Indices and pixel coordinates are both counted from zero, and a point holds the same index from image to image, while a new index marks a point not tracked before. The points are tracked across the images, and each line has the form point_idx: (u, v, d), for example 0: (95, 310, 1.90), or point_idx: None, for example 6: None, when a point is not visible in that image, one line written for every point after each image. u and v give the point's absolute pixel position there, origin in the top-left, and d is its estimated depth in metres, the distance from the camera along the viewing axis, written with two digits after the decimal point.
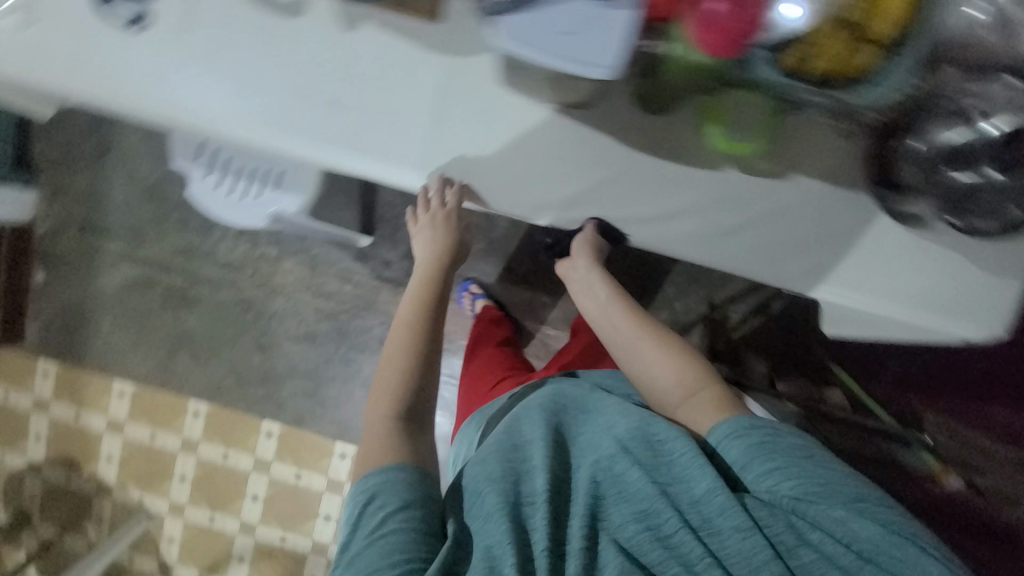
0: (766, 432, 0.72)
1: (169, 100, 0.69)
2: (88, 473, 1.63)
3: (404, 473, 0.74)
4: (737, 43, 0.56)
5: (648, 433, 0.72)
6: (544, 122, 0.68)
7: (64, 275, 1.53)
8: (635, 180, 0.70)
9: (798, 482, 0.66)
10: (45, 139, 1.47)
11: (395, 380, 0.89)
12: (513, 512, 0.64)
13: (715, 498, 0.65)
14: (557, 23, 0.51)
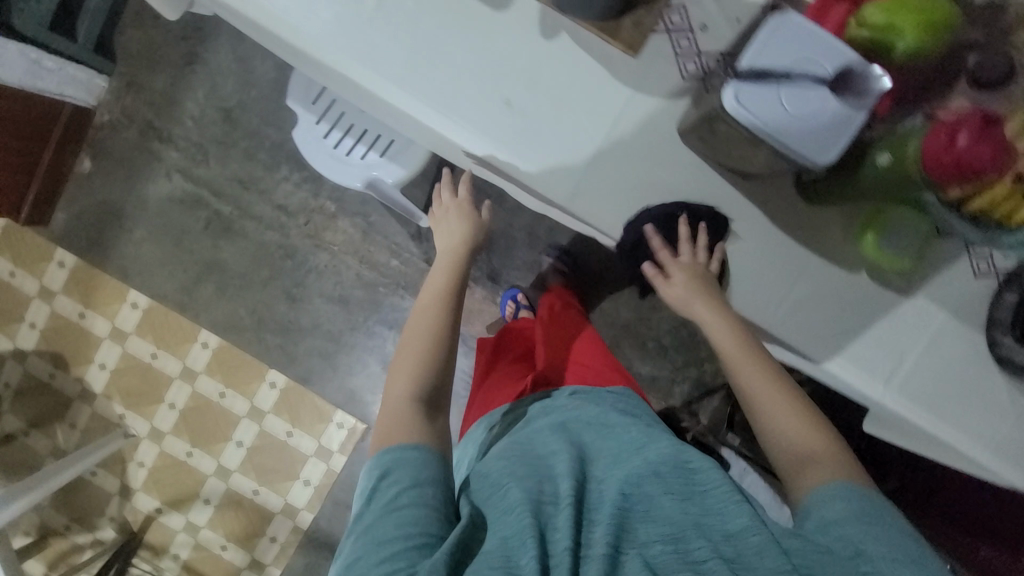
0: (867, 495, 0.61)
1: (346, 51, 0.67)
2: (75, 375, 1.56)
3: (420, 452, 0.68)
4: (960, 173, 0.54)
5: (680, 460, 0.66)
6: (705, 183, 0.70)
7: (112, 170, 1.48)
8: (768, 258, 0.72)
9: (871, 540, 0.55)
10: (134, 31, 1.42)
11: (420, 355, 0.82)
12: (533, 506, 0.57)
13: (753, 535, 0.54)
14: (795, 102, 0.51)
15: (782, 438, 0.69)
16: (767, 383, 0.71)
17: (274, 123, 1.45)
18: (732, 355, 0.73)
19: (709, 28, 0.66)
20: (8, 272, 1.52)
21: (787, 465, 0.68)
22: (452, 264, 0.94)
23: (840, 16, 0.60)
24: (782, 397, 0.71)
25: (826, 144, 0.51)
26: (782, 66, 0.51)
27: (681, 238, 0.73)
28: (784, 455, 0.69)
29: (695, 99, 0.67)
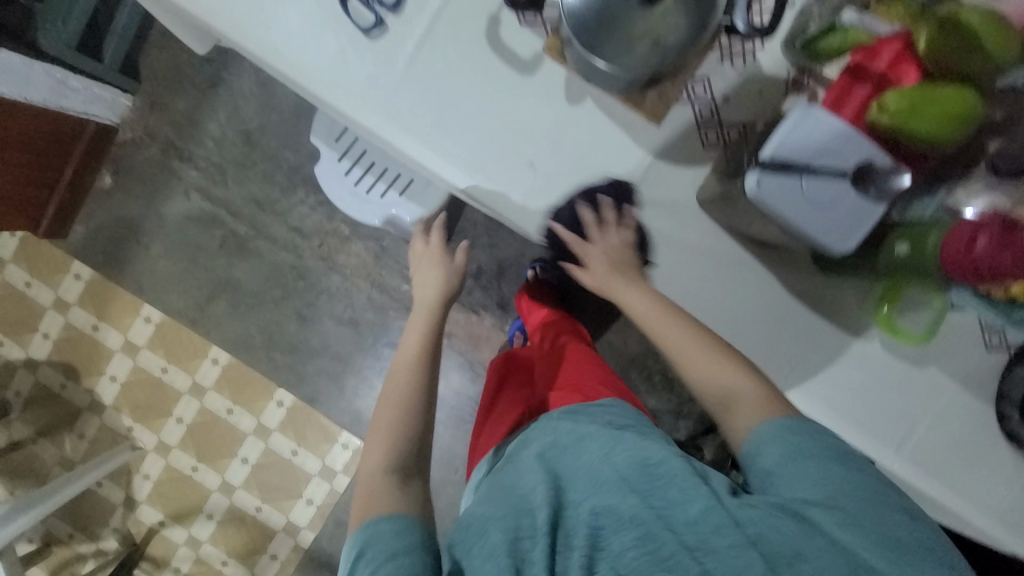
0: (805, 433, 0.61)
1: (377, 110, 0.69)
2: (86, 386, 1.57)
3: (393, 521, 0.63)
4: (977, 275, 0.54)
5: (643, 459, 0.64)
6: (725, 252, 0.70)
7: (132, 187, 1.50)
8: (780, 325, 0.72)
9: (808, 487, 0.57)
10: (160, 52, 1.45)
11: (397, 422, 0.78)
12: (511, 549, 0.55)
13: (710, 518, 0.56)
14: (811, 198, 0.53)
15: (702, 383, 0.69)
16: (683, 338, 0.69)
17: (293, 147, 1.47)
18: (647, 318, 0.71)
19: (731, 100, 0.68)
20: (25, 282, 1.54)
21: (716, 408, 0.69)
22: (429, 316, 0.90)
23: (860, 101, 0.61)
24: (702, 350, 0.69)
25: (844, 238, 0.53)
26: (803, 156, 0.52)
27: (588, 223, 0.73)
28: (712, 397, 0.69)
29: (715, 168, 0.68)
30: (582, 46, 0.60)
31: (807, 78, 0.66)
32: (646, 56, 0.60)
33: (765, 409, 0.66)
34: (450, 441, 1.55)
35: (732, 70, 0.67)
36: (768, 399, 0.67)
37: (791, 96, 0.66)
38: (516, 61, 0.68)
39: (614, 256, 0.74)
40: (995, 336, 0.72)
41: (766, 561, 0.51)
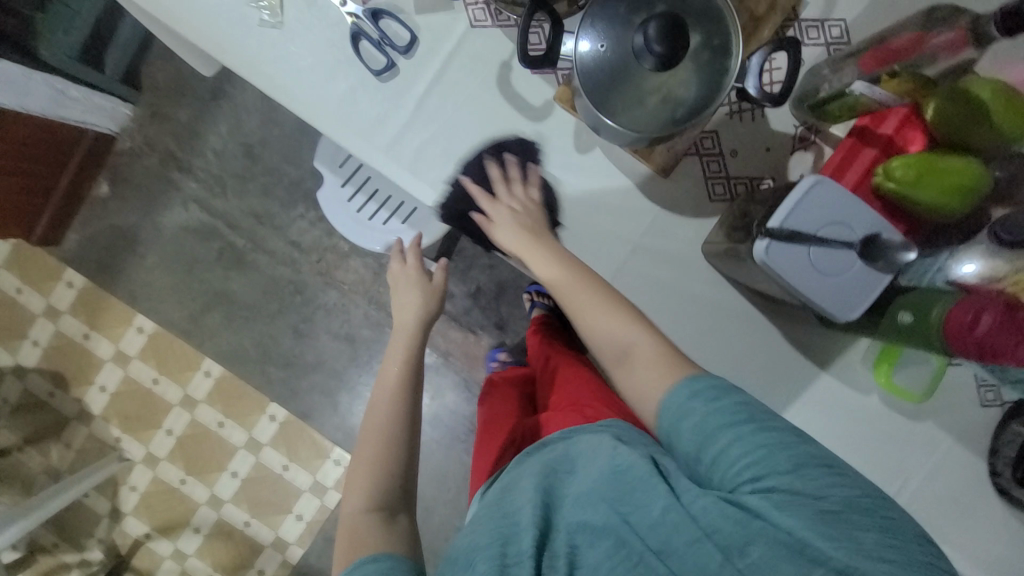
0: (716, 391, 0.54)
1: (385, 151, 0.69)
2: (74, 396, 1.55)
3: (380, 558, 0.63)
4: (983, 354, 0.52)
5: (611, 465, 0.56)
6: (728, 303, 0.71)
7: (129, 196, 1.49)
8: (782, 378, 0.72)
9: (746, 465, 0.50)
10: (162, 62, 1.44)
11: (379, 457, 0.78)
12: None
13: (668, 523, 0.50)
14: (822, 267, 0.53)
15: (600, 341, 0.65)
16: (585, 295, 0.65)
17: (294, 161, 1.46)
18: (570, 295, 0.66)
19: (738, 154, 0.68)
20: (16, 288, 1.52)
21: (618, 365, 0.64)
22: (409, 346, 0.90)
23: (864, 164, 0.63)
24: (605, 303, 0.64)
25: (852, 305, 0.54)
26: (811, 227, 0.53)
27: (497, 180, 0.68)
28: (611, 353, 0.65)
29: (722, 221, 0.68)
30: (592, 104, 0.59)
31: (813, 135, 0.68)
32: (656, 111, 0.60)
33: (668, 360, 0.60)
34: (444, 460, 1.54)
35: (740, 126, 0.68)
36: (657, 344, 0.62)
37: (797, 154, 0.68)
38: (528, 107, 0.68)
39: (521, 211, 0.68)
40: (991, 392, 0.73)
41: (720, 553, 0.47)
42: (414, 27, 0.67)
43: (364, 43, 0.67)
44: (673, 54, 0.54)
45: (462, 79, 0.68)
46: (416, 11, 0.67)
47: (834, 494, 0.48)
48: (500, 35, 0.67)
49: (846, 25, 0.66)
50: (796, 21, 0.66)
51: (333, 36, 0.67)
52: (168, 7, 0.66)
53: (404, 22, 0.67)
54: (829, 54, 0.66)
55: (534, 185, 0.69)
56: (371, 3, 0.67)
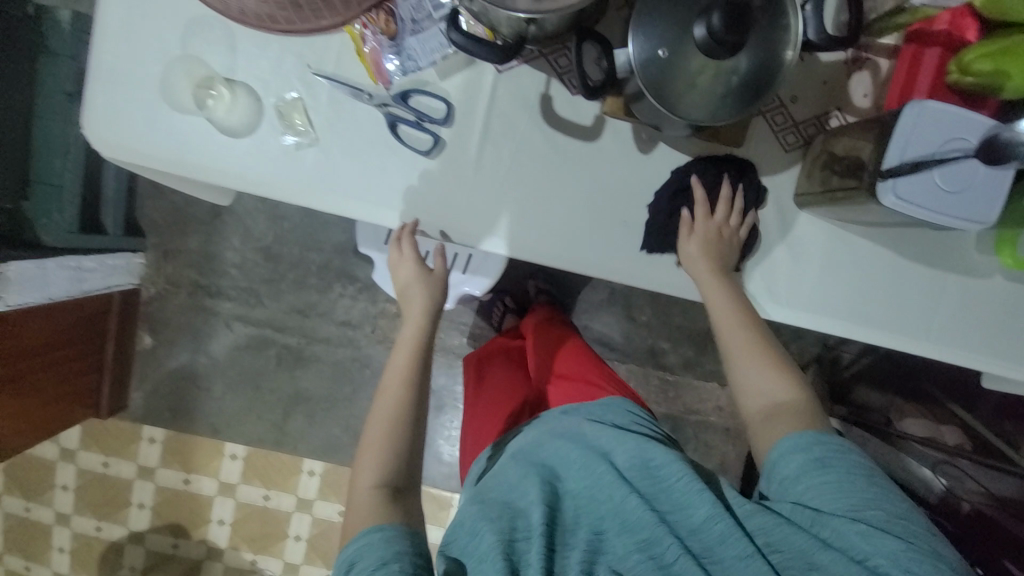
0: (832, 451, 0.60)
1: (460, 223, 0.68)
2: (197, 538, 1.57)
3: (388, 528, 0.59)
4: None
5: (645, 461, 0.65)
6: (822, 237, 0.70)
7: (172, 338, 1.49)
8: (896, 293, 0.72)
9: (834, 498, 0.57)
10: (153, 202, 1.42)
11: (386, 435, 0.68)
12: (506, 546, 0.55)
13: (715, 525, 0.58)
14: (948, 183, 0.53)
15: (751, 391, 0.68)
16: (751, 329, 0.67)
17: (315, 246, 1.45)
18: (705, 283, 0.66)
19: (800, 97, 0.67)
20: (102, 463, 1.54)
21: (759, 420, 0.67)
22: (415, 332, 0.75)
23: (933, 66, 0.62)
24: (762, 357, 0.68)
25: (992, 205, 0.53)
26: (931, 151, 0.53)
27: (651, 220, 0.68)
28: (754, 406, 0.67)
29: (805, 168, 0.67)
30: (654, 101, 0.56)
31: (865, 53, 0.66)
32: (709, 89, 0.57)
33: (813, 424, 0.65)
34: None
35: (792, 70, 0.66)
36: (813, 411, 0.65)
37: (854, 76, 0.67)
38: (574, 131, 0.67)
39: (712, 236, 0.66)
40: None
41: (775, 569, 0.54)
42: (445, 95, 0.66)
43: (402, 125, 0.65)
44: (734, 44, 0.52)
45: (504, 127, 0.66)
46: (440, 78, 0.65)
47: (914, 541, 0.53)
48: (530, 70, 0.65)
49: None
50: None
51: (372, 130, 0.65)
52: (196, 151, 0.64)
53: (433, 93, 0.65)
54: None
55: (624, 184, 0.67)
56: (394, 85, 0.65)
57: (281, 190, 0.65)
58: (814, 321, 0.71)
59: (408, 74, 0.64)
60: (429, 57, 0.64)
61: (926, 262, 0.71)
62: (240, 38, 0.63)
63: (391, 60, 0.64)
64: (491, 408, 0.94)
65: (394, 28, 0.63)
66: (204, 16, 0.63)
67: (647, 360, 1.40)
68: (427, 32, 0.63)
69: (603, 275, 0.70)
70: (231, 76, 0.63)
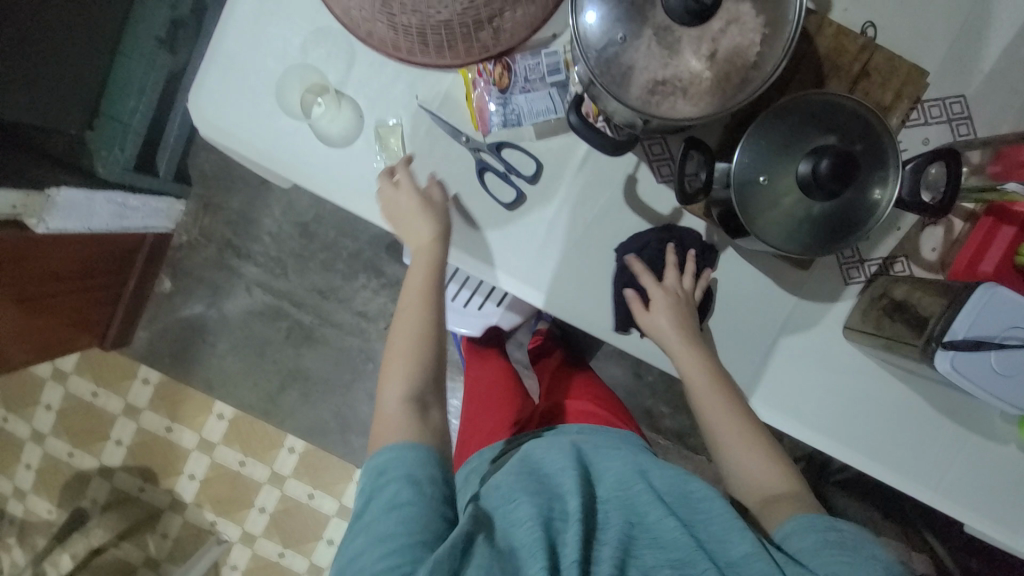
0: (845, 535, 0.57)
1: (523, 276, 0.69)
2: (165, 486, 1.57)
3: (420, 450, 0.60)
4: None
5: (684, 489, 0.63)
6: (861, 370, 0.72)
7: (191, 288, 1.50)
8: (916, 437, 0.73)
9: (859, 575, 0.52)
10: (206, 155, 1.44)
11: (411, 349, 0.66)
12: (543, 523, 0.55)
13: (754, 563, 0.54)
14: (998, 367, 0.57)
15: (747, 476, 0.67)
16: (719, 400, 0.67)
17: (351, 234, 1.46)
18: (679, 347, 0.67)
19: (872, 240, 0.69)
20: (91, 392, 1.54)
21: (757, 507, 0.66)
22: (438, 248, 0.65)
23: (1007, 240, 0.66)
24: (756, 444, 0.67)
25: None
26: (993, 333, 0.56)
27: (669, 265, 0.67)
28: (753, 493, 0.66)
29: (860, 304, 0.69)
30: (738, 212, 0.58)
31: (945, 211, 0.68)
32: (791, 213, 0.58)
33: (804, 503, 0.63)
34: None
35: None
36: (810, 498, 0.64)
37: (927, 229, 0.68)
38: (650, 215, 0.69)
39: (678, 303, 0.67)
40: None
41: None
42: (536, 153, 0.68)
43: (487, 173, 0.67)
44: (833, 190, 0.53)
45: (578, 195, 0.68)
46: (536, 136, 0.68)
47: None
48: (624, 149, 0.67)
49: (965, 100, 0.66)
50: (920, 103, 0.66)
51: (463, 169, 0.68)
52: (294, 151, 0.66)
53: (527, 149, 0.67)
54: (951, 131, 0.67)
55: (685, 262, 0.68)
56: (491, 133, 0.67)
57: (358, 205, 0.67)
58: (820, 442, 0.72)
59: (507, 126, 0.66)
60: (532, 117, 0.65)
61: (939, 412, 0.73)
62: (359, 56, 0.65)
63: (494, 110, 0.65)
64: (489, 410, 0.95)
65: (507, 81, 0.64)
66: (330, 29, 0.65)
67: (642, 421, 1.42)
68: (537, 93, 0.65)
69: (640, 354, 0.72)
70: (342, 88, 0.66)
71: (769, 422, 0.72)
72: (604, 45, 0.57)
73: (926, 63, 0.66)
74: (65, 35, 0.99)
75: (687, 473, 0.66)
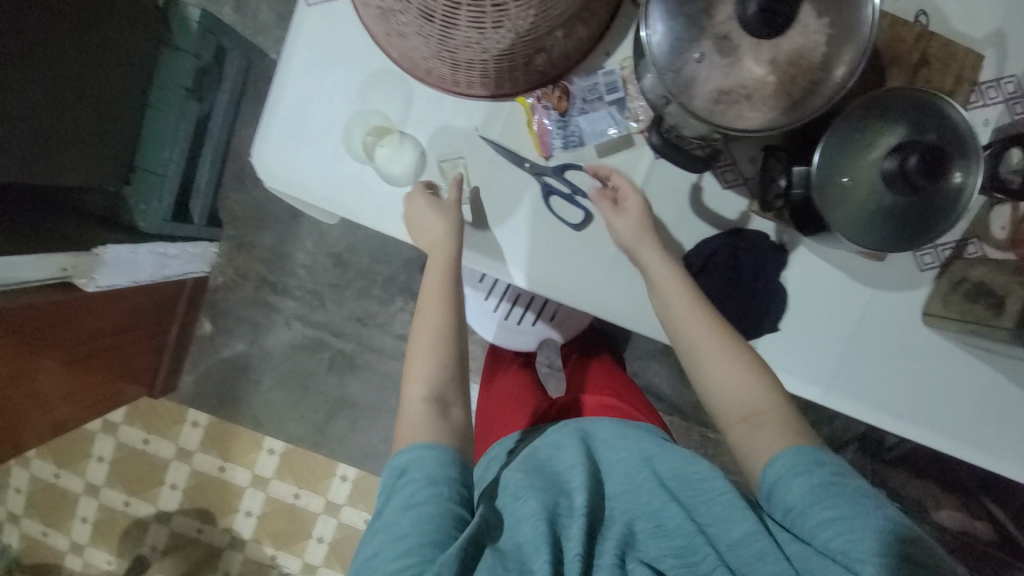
0: (830, 472, 0.58)
1: (583, 292, 0.69)
2: (223, 526, 1.58)
3: (440, 450, 0.60)
4: None
5: (687, 471, 0.63)
6: (938, 354, 0.71)
7: (231, 328, 1.51)
8: (998, 417, 0.72)
9: (853, 537, 0.53)
10: (235, 195, 1.45)
11: (433, 347, 0.68)
12: (550, 519, 0.56)
13: (754, 542, 0.55)
14: None
15: (723, 391, 0.66)
16: (710, 335, 0.65)
17: (385, 259, 1.47)
18: (677, 303, 0.65)
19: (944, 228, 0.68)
20: (142, 440, 1.56)
21: (738, 428, 0.65)
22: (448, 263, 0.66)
23: None
24: (729, 359, 0.65)
25: None
26: None
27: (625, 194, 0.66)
28: (731, 409, 0.65)
29: (939, 291, 0.68)
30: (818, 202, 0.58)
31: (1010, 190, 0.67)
32: (865, 205, 0.58)
33: (788, 430, 0.63)
34: None
35: None
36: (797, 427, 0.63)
37: (994, 210, 0.68)
38: (714, 222, 0.69)
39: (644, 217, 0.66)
40: None
41: None
42: (602, 172, 0.68)
43: (552, 198, 0.68)
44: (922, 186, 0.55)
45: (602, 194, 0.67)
46: (598, 155, 0.68)
47: None
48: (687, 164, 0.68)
49: (1022, 78, 0.66)
50: (978, 86, 0.66)
51: (528, 192, 0.68)
52: (356, 193, 0.67)
53: (590, 168, 0.68)
54: (1011, 111, 0.66)
55: (755, 262, 0.68)
56: (553, 156, 0.67)
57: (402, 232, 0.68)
58: (901, 427, 0.72)
59: (569, 148, 0.67)
60: (596, 136, 0.67)
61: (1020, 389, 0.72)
62: (415, 94, 0.66)
63: (555, 133, 0.66)
64: (507, 407, 0.93)
65: (566, 104, 0.65)
66: (388, 70, 0.65)
67: (693, 417, 1.41)
68: (597, 113, 0.66)
69: None
70: (404, 128, 0.66)
71: (849, 414, 0.72)
72: (676, 56, 0.56)
73: (978, 45, 0.65)
74: (97, 97, 1.01)
75: (692, 453, 0.66)
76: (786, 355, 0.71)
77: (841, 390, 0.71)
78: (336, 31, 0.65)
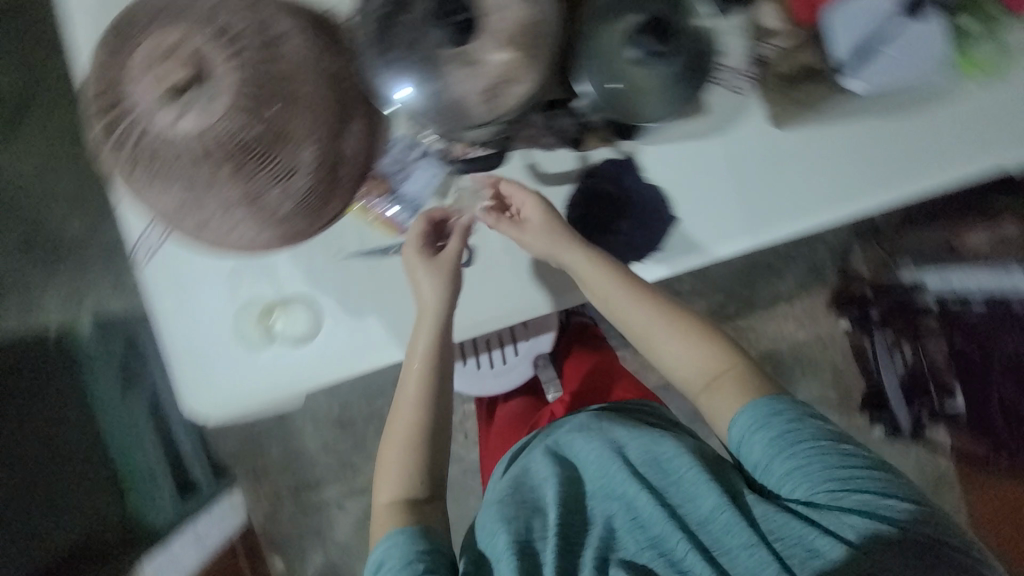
0: (788, 420, 0.63)
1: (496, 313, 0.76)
2: None
3: (410, 531, 0.66)
4: None
5: (656, 454, 0.70)
6: (813, 139, 0.73)
7: (300, 548, 1.50)
8: (899, 148, 0.73)
9: (809, 486, 0.60)
10: (223, 439, 1.47)
11: (410, 441, 0.72)
12: (520, 548, 0.63)
13: (720, 515, 0.62)
14: (897, 52, 0.66)
15: (680, 362, 0.73)
16: (658, 317, 0.73)
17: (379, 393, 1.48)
18: (617, 298, 0.71)
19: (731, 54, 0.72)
20: None
21: (699, 388, 0.72)
22: (418, 381, 0.72)
23: None
24: (671, 332, 0.73)
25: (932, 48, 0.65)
26: (871, 38, 0.66)
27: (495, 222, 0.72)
28: (692, 375, 0.72)
29: (768, 99, 0.72)
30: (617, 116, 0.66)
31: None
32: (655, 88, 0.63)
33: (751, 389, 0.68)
34: None
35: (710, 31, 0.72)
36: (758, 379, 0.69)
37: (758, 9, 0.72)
38: (565, 178, 0.75)
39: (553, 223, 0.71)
40: None
41: (779, 558, 0.58)
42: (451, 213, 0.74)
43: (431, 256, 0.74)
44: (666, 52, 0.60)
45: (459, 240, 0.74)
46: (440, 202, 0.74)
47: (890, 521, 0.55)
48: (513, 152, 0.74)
49: None
50: None
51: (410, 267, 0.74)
52: (286, 372, 0.72)
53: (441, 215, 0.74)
54: None
55: (611, 188, 0.74)
56: (406, 226, 0.73)
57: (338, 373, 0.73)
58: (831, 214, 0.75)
59: (416, 211, 0.73)
60: (425, 190, 0.73)
61: (891, 116, 0.72)
62: (273, 265, 0.71)
63: (394, 209, 0.72)
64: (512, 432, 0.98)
65: (387, 184, 0.71)
66: (241, 263, 0.71)
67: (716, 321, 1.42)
68: (415, 173, 0.72)
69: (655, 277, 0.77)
70: (283, 297, 0.71)
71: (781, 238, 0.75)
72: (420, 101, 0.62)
73: None
74: None
75: (662, 433, 0.73)
76: (699, 231, 0.75)
77: (760, 225, 0.75)
78: (180, 261, 0.71)
